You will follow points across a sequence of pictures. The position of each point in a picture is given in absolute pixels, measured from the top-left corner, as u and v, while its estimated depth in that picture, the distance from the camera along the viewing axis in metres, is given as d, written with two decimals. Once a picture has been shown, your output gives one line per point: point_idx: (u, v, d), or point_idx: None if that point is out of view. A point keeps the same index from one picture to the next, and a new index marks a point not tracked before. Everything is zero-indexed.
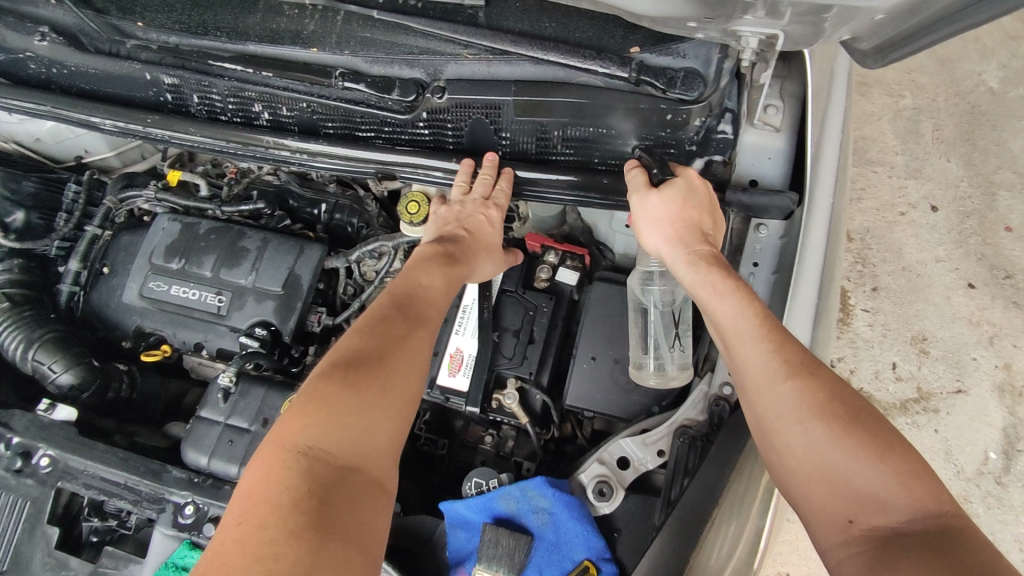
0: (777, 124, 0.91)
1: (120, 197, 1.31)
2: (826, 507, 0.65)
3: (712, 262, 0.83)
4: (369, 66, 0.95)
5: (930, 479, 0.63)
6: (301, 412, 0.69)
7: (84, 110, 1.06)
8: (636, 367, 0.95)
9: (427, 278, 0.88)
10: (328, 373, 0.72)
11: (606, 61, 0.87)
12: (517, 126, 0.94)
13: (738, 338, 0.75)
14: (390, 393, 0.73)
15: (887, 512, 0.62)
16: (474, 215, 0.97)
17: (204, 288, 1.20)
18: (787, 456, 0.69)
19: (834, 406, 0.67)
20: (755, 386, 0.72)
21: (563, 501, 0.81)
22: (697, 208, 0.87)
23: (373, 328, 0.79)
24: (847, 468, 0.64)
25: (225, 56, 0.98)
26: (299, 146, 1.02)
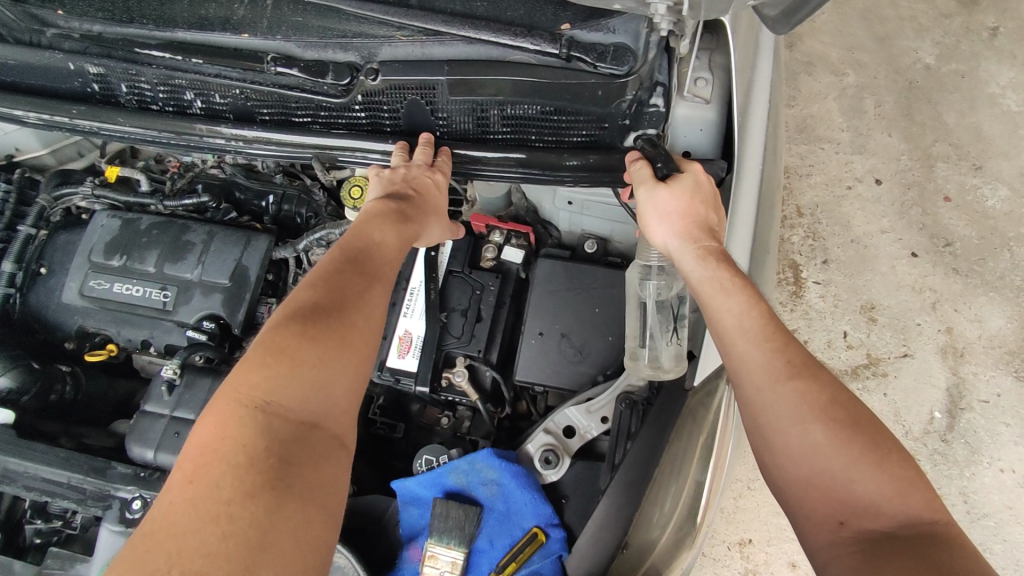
0: (707, 96, 0.92)
1: (55, 195, 1.28)
2: (819, 509, 0.67)
3: (721, 258, 0.82)
4: (302, 51, 0.94)
5: (924, 488, 0.66)
6: (257, 364, 0.68)
7: (6, 104, 1.03)
8: (631, 355, 0.91)
9: (381, 234, 0.87)
10: (284, 325, 0.72)
11: (537, 38, 0.88)
12: (453, 107, 0.95)
13: (740, 336, 0.75)
14: (350, 348, 0.73)
15: (880, 517, 0.65)
16: (419, 177, 0.94)
17: (148, 285, 1.18)
18: (784, 457, 0.70)
19: (835, 408, 0.69)
20: (756, 384, 0.73)
21: (510, 471, 0.83)
22: (703, 204, 0.87)
23: (330, 280, 0.78)
24: (846, 472, 0.66)
25: (153, 44, 0.96)
26: (234, 133, 1.00)
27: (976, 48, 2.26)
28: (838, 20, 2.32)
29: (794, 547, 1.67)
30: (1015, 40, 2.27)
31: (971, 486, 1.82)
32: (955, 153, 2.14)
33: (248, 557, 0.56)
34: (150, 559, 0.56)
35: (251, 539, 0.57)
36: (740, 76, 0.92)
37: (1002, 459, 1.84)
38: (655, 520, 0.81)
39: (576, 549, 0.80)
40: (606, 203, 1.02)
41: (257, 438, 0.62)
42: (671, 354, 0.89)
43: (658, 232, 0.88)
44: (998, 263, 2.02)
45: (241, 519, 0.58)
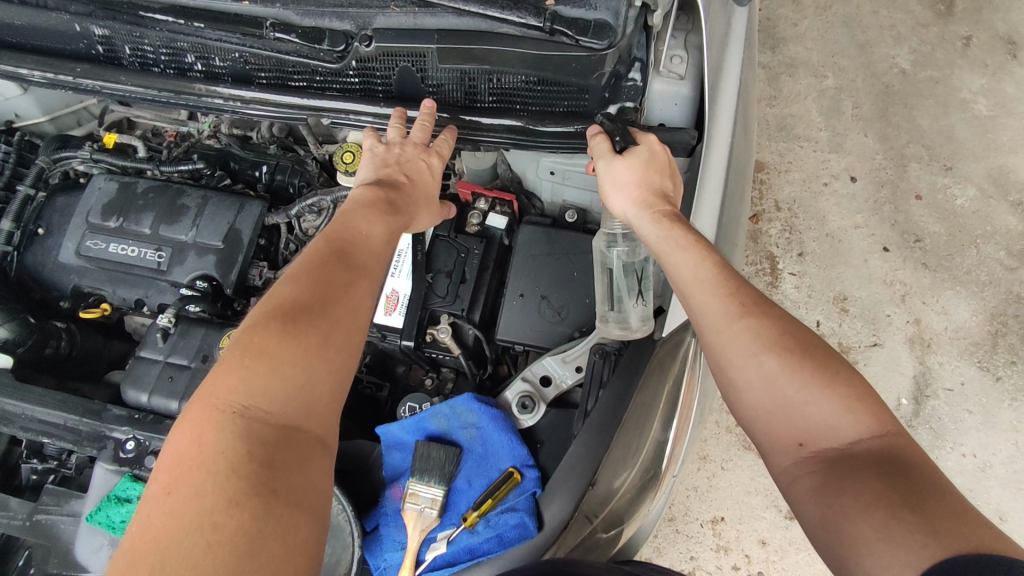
0: (681, 73, 1.00)
1: (54, 158, 1.31)
2: (781, 435, 0.74)
3: (673, 219, 0.89)
4: (301, 19, 0.99)
5: (874, 405, 0.72)
6: (237, 366, 0.68)
7: (12, 62, 1.07)
8: (600, 318, 0.94)
9: (369, 226, 0.87)
10: (266, 323, 0.72)
11: (522, 11, 0.93)
12: (442, 74, 1.00)
13: (699, 285, 0.82)
14: (332, 346, 0.74)
15: (835, 436, 0.71)
16: (415, 160, 0.99)
17: (143, 245, 1.22)
18: (744, 389, 0.77)
19: (783, 339, 0.75)
20: (715, 327, 0.80)
21: (488, 414, 0.89)
22: (657, 172, 0.94)
23: (312, 276, 0.78)
24: (802, 397, 0.73)
25: (156, 8, 1.00)
26: (232, 94, 1.04)
27: (949, 55, 2.36)
28: (820, 26, 2.41)
29: (764, 525, 1.73)
30: (986, 49, 2.38)
31: None
32: (927, 154, 2.23)
33: (234, 564, 0.57)
34: (135, 569, 0.57)
35: (237, 545, 0.58)
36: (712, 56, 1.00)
37: (964, 444, 1.92)
38: (623, 458, 0.85)
39: (551, 484, 0.83)
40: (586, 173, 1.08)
41: (236, 445, 0.63)
42: (639, 313, 0.95)
43: (618, 200, 0.95)
44: (965, 259, 2.11)
45: (226, 527, 0.59)
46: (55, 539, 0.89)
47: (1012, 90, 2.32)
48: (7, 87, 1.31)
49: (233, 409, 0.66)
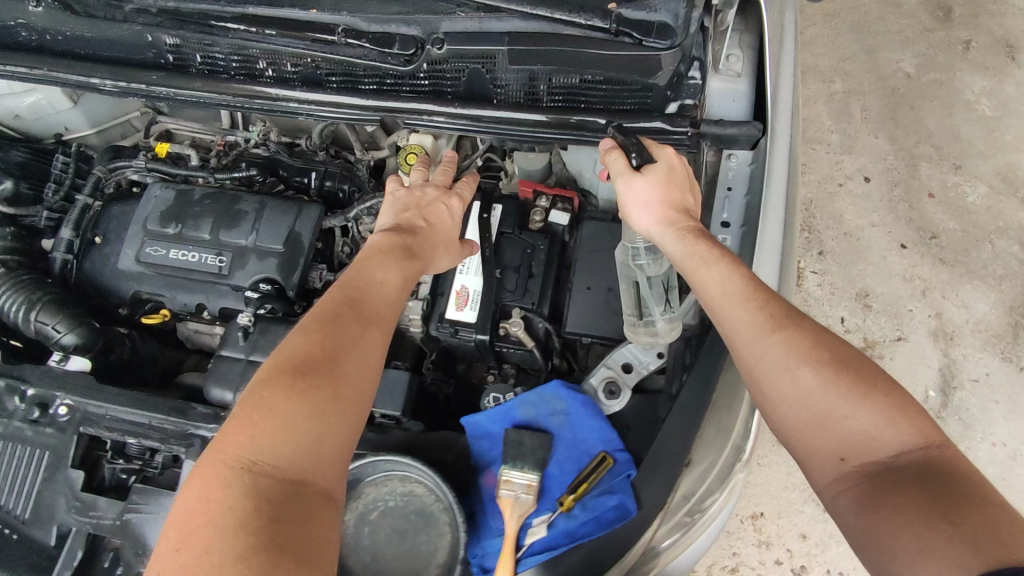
0: (738, 71, 1.04)
1: (110, 167, 1.32)
2: (821, 448, 0.77)
3: (697, 234, 0.91)
4: (368, 25, 1.02)
5: (914, 415, 0.75)
6: (246, 424, 0.72)
7: (84, 72, 1.09)
8: (630, 326, 0.97)
9: (381, 275, 0.90)
10: (275, 379, 0.75)
11: (586, 14, 0.98)
12: (510, 75, 1.03)
13: (728, 299, 0.84)
14: (340, 399, 0.76)
15: (875, 448, 0.74)
16: (436, 203, 1.06)
17: (205, 250, 1.23)
18: (780, 402, 0.79)
19: (818, 352, 0.78)
20: (746, 341, 0.82)
21: (578, 400, 0.90)
22: (679, 186, 0.96)
23: (322, 328, 0.81)
24: (839, 409, 0.75)
25: (228, 16, 1.03)
26: (304, 98, 1.06)
27: (951, 58, 2.44)
28: (825, 33, 2.48)
29: (804, 519, 1.74)
30: (988, 52, 2.46)
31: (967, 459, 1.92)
32: (937, 153, 2.30)
33: None
34: None
35: None
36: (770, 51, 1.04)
37: (993, 434, 1.95)
38: (715, 439, 0.85)
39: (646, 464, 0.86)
40: None
41: (243, 502, 0.66)
42: (667, 321, 0.95)
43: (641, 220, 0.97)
44: (981, 254, 2.17)
45: None
46: (146, 538, 0.89)
47: (1014, 91, 2.40)
48: (58, 98, 1.34)
49: (242, 465, 0.69)
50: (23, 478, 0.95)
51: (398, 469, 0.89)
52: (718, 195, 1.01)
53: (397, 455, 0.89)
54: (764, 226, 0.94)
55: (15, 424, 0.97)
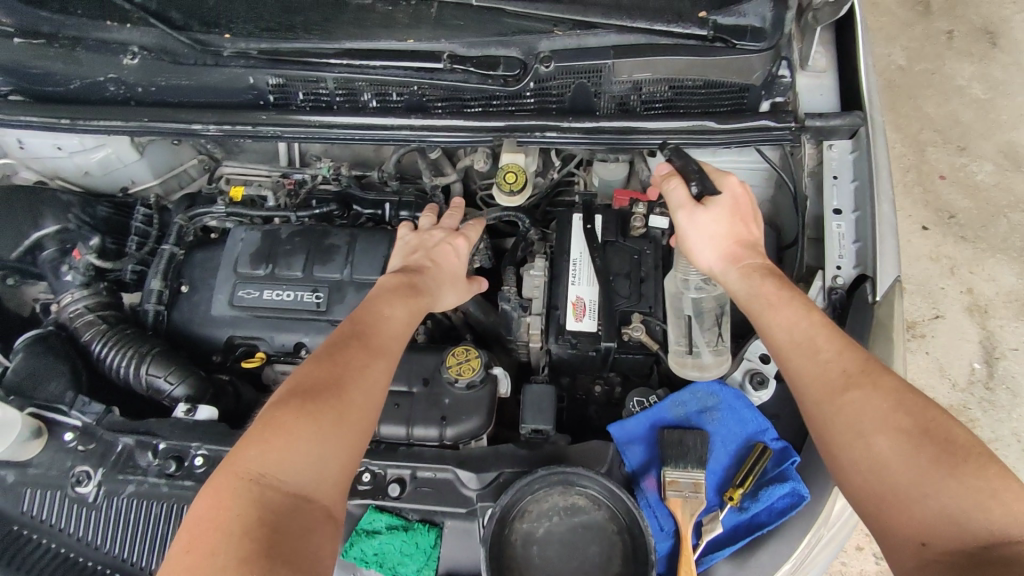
0: (823, 67, 1.10)
1: (190, 215, 1.30)
2: (900, 529, 0.71)
3: (766, 273, 0.91)
4: (466, 50, 1.05)
5: (1013, 505, 0.68)
6: (257, 440, 0.75)
7: (187, 118, 1.13)
8: (680, 360, 1.02)
9: (389, 309, 0.94)
10: (285, 401, 0.79)
11: (685, 23, 1.02)
12: (615, 87, 1.06)
13: (794, 350, 0.84)
14: (346, 424, 0.79)
15: (961, 534, 0.68)
16: (441, 244, 1.13)
17: (299, 288, 1.22)
18: (851, 470, 0.76)
19: (896, 418, 0.75)
20: (816, 400, 0.80)
21: (731, 394, 0.94)
22: (744, 220, 0.97)
23: (330, 358, 0.85)
24: (920, 486, 0.71)
25: (329, 54, 1.07)
26: (417, 125, 1.10)
27: (938, 49, 2.53)
28: None
29: None
30: (968, 40, 2.55)
31: (1021, 427, 1.95)
32: (940, 138, 2.38)
33: None
34: None
35: None
36: (856, 43, 1.09)
37: None
38: None
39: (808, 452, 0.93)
40: (737, 164, 1.13)
41: (248, 510, 0.69)
42: (713, 355, 1.02)
43: (704, 256, 0.97)
44: (998, 228, 2.23)
45: None
46: None
47: (1001, 74, 2.48)
48: (127, 150, 1.33)
49: (250, 477, 0.72)
50: (165, 534, 0.94)
51: (568, 478, 0.86)
52: (825, 183, 1.03)
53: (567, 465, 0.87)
54: (880, 209, 0.97)
55: (150, 480, 0.96)
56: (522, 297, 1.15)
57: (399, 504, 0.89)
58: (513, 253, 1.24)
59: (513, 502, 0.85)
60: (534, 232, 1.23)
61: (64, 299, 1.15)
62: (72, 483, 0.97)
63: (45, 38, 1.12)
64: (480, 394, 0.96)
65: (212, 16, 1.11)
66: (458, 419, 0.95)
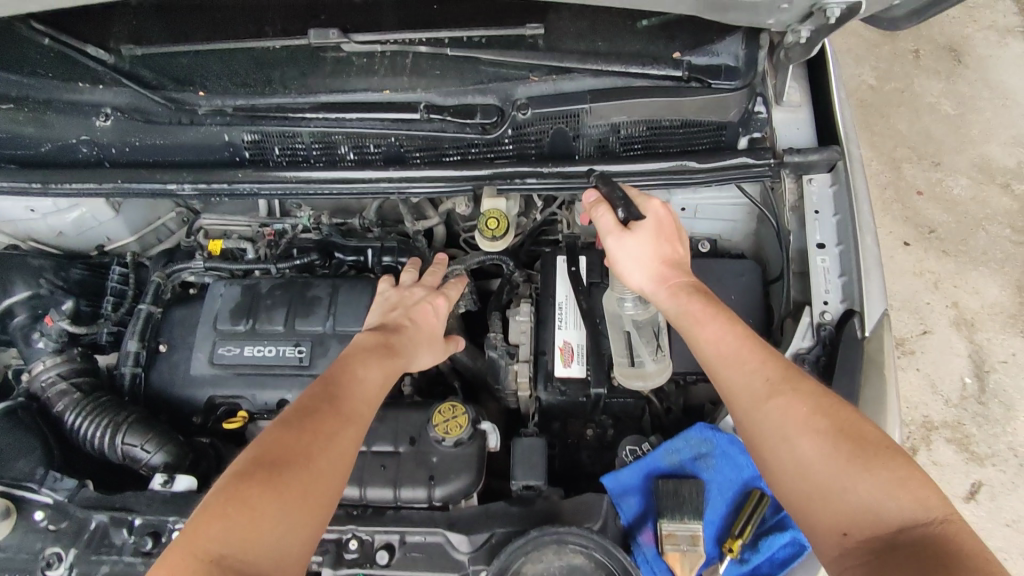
0: (797, 102, 1.11)
1: (168, 271, 1.27)
2: (823, 524, 0.73)
3: (692, 292, 0.91)
4: (444, 99, 1.06)
5: (920, 490, 0.71)
6: (219, 515, 0.72)
7: (164, 177, 1.13)
8: (621, 371, 1.02)
9: (364, 373, 0.91)
10: (249, 472, 0.76)
11: (662, 65, 1.03)
12: (591, 130, 1.07)
13: (720, 361, 0.84)
14: (312, 498, 0.76)
15: (877, 524, 0.70)
16: (422, 302, 1.11)
17: (280, 343, 1.19)
18: (778, 470, 0.78)
19: (813, 418, 0.77)
20: (742, 406, 0.81)
21: (725, 439, 0.91)
22: (668, 240, 0.96)
23: (301, 425, 0.81)
24: (838, 481, 0.73)
25: (305, 107, 1.07)
26: (396, 177, 1.11)
27: (906, 68, 2.59)
28: None
29: None
30: (935, 58, 2.60)
31: (1015, 440, 1.95)
32: (914, 155, 2.41)
33: None
34: None
35: None
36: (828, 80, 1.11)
37: None
38: None
39: None
40: (719, 201, 1.15)
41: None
42: (655, 363, 1.02)
43: (633, 278, 0.96)
44: (978, 241, 2.26)
45: None
46: None
47: (969, 90, 2.53)
48: (101, 208, 1.31)
49: (210, 557, 0.69)
50: None
51: (568, 539, 0.82)
52: (806, 218, 1.02)
53: (566, 526, 0.83)
54: (863, 242, 0.97)
55: (126, 560, 0.92)
56: (508, 343, 1.15)
57: (388, 573, 0.84)
58: (498, 297, 1.23)
59: (506, 565, 0.81)
60: (518, 275, 1.22)
61: (36, 367, 1.09)
62: (42, 567, 0.92)
63: (14, 102, 1.10)
64: (467, 451, 0.93)
65: (184, 73, 1.08)
66: (447, 478, 0.91)
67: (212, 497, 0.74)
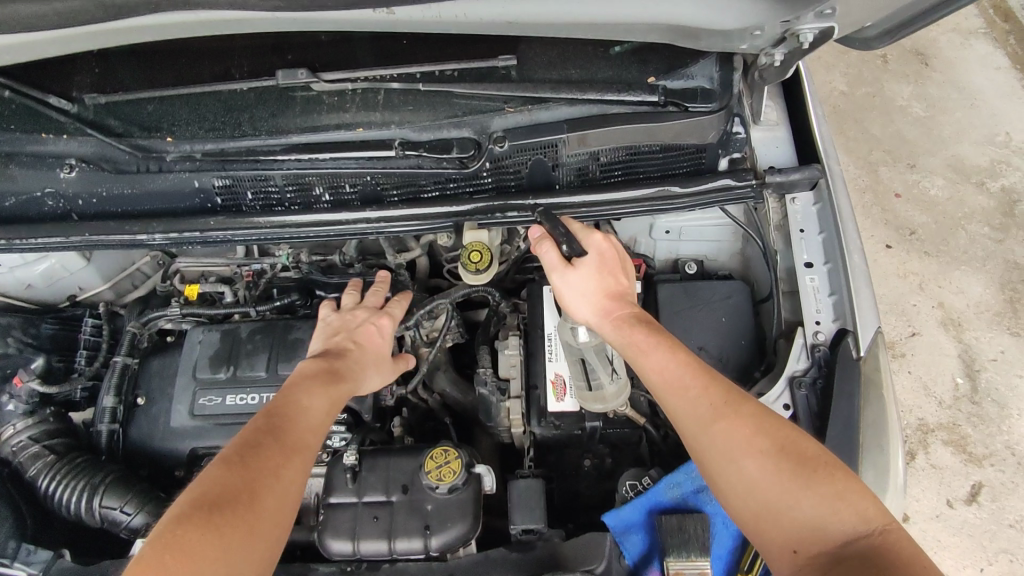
0: (774, 120, 1.11)
1: (142, 320, 1.23)
2: (773, 541, 0.77)
3: (635, 323, 0.92)
4: (418, 135, 1.04)
5: (858, 503, 0.76)
6: (156, 565, 0.70)
7: (132, 229, 1.09)
8: (580, 396, 1.01)
9: (307, 402, 0.91)
10: (188, 515, 0.74)
11: (637, 91, 1.03)
12: (570, 160, 1.06)
13: (670, 389, 0.86)
14: (257, 536, 0.76)
15: (822, 539, 0.75)
16: (366, 323, 1.11)
17: (263, 390, 1.15)
18: (729, 492, 0.81)
19: (758, 441, 0.80)
20: (692, 433, 0.84)
21: None
22: (611, 272, 0.98)
23: (243, 461, 0.81)
24: (785, 502, 0.76)
25: (278, 149, 1.04)
26: (375, 216, 1.08)
27: (875, 73, 2.63)
28: None
29: None
30: (901, 62, 2.65)
31: (1011, 438, 1.95)
32: (890, 159, 2.44)
33: None
34: None
35: None
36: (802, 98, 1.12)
37: None
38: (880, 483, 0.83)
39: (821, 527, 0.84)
40: (703, 223, 1.14)
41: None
42: (615, 386, 1.00)
43: (579, 311, 0.97)
44: (958, 241, 2.28)
45: None
46: None
47: (938, 91, 2.57)
48: (74, 260, 1.28)
49: None
50: None
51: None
52: (793, 237, 1.01)
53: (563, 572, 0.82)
54: (851, 259, 0.96)
55: None
56: (499, 378, 1.12)
57: None
58: (485, 329, 1.21)
59: None
60: (505, 305, 1.21)
61: (6, 433, 1.04)
62: None
63: None
64: (463, 497, 0.88)
65: (152, 120, 1.07)
66: (444, 526, 0.86)
67: (148, 546, 0.72)
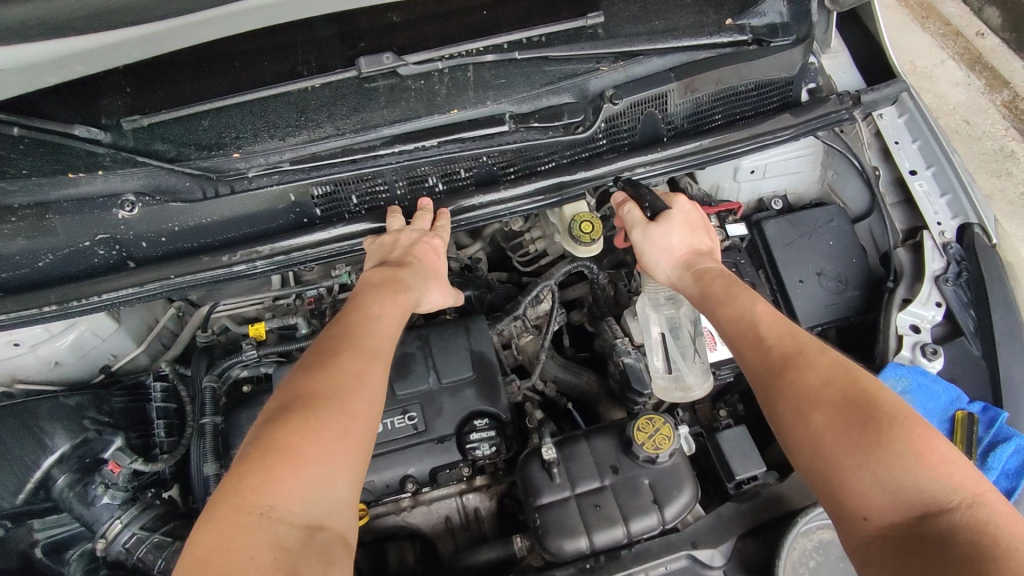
0: (835, 47, 1.18)
1: (217, 372, 1.07)
2: (840, 510, 0.68)
3: (715, 274, 0.95)
4: (519, 107, 0.98)
5: (945, 468, 0.64)
6: (253, 464, 0.64)
7: (228, 258, 0.98)
8: (660, 385, 1.05)
9: (378, 309, 0.83)
10: (281, 417, 0.68)
11: (729, 32, 1.02)
12: (679, 109, 1.05)
13: (742, 338, 0.84)
14: (353, 440, 0.69)
15: (897, 507, 0.64)
16: (421, 242, 0.96)
17: (388, 414, 1.06)
18: (795, 449, 0.73)
19: (828, 392, 0.72)
20: (761, 386, 0.79)
21: (919, 369, 0.90)
22: (695, 230, 1.03)
23: (325, 364, 0.75)
24: (850, 462, 0.68)
25: (377, 143, 0.94)
26: (493, 199, 1.02)
27: None
28: None
29: None
30: None
31: None
32: None
33: None
34: None
35: None
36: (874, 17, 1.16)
37: None
38: None
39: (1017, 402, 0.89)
40: (787, 156, 1.17)
41: (262, 551, 0.58)
42: (694, 375, 1.05)
43: (661, 265, 1.02)
44: None
45: None
46: None
47: None
48: (103, 322, 1.09)
49: (260, 510, 0.61)
50: None
51: None
52: (889, 148, 1.11)
53: None
54: (953, 160, 1.05)
55: None
56: (637, 345, 1.10)
57: None
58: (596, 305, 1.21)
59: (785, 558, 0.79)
60: (603, 276, 1.19)
61: (110, 530, 0.94)
62: None
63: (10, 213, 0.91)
64: (676, 462, 0.87)
65: (211, 138, 0.91)
66: (672, 497, 0.85)
67: (246, 449, 0.67)
